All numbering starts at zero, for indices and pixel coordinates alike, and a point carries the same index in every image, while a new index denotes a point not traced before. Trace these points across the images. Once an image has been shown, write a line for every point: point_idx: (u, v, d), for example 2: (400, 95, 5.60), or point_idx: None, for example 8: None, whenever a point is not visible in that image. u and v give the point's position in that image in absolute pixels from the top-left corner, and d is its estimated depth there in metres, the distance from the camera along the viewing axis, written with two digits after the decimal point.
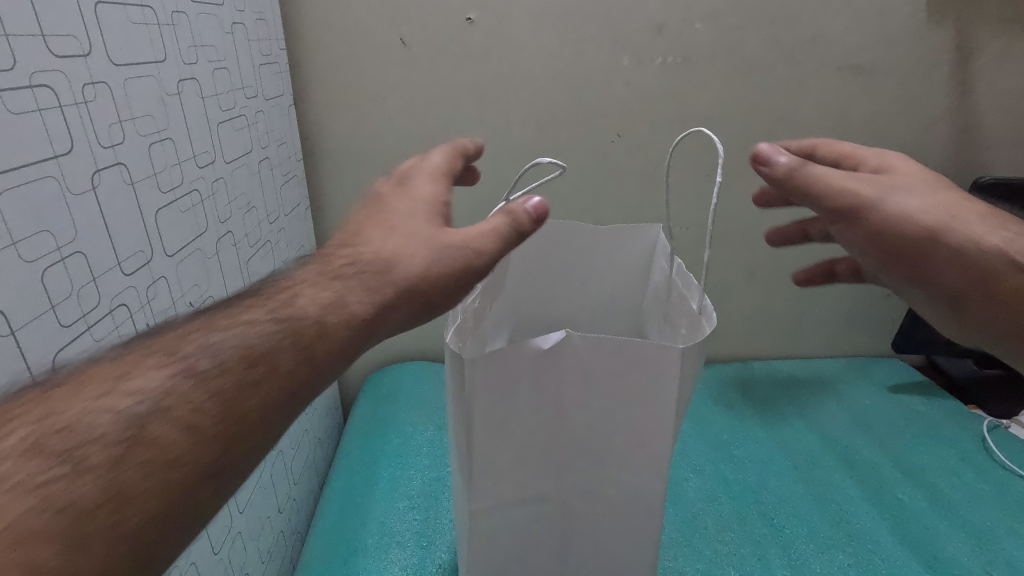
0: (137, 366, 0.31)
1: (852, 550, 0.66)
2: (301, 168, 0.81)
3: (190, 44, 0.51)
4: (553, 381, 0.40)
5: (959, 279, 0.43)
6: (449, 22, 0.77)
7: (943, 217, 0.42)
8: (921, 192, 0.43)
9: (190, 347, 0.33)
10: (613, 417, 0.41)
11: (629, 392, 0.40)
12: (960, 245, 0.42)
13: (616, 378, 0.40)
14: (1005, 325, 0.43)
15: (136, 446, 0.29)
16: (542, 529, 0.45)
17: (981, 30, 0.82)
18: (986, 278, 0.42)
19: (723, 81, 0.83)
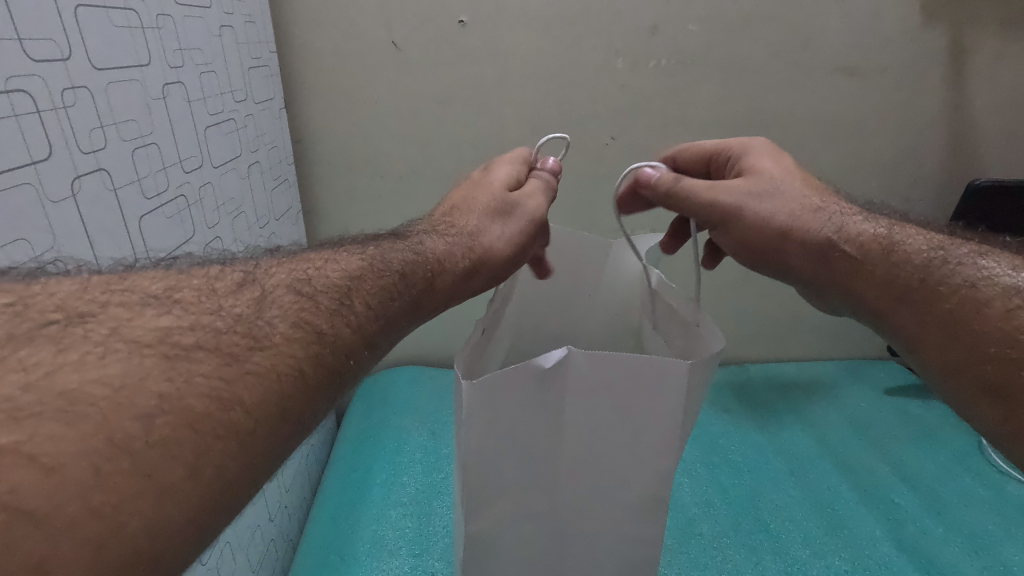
0: (311, 262, 0.37)
1: (849, 556, 0.66)
2: (292, 171, 0.80)
3: (175, 47, 0.50)
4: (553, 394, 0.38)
5: (812, 269, 0.46)
6: (441, 24, 0.76)
7: (778, 209, 0.46)
8: (766, 186, 0.47)
9: (339, 257, 0.38)
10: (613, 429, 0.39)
11: (632, 404, 0.38)
12: (803, 236, 0.45)
13: (618, 389, 0.38)
14: (857, 295, 0.44)
15: (204, 346, 0.27)
16: (538, 552, 0.43)
17: (975, 33, 0.82)
18: (828, 267, 0.45)
19: (718, 83, 0.82)
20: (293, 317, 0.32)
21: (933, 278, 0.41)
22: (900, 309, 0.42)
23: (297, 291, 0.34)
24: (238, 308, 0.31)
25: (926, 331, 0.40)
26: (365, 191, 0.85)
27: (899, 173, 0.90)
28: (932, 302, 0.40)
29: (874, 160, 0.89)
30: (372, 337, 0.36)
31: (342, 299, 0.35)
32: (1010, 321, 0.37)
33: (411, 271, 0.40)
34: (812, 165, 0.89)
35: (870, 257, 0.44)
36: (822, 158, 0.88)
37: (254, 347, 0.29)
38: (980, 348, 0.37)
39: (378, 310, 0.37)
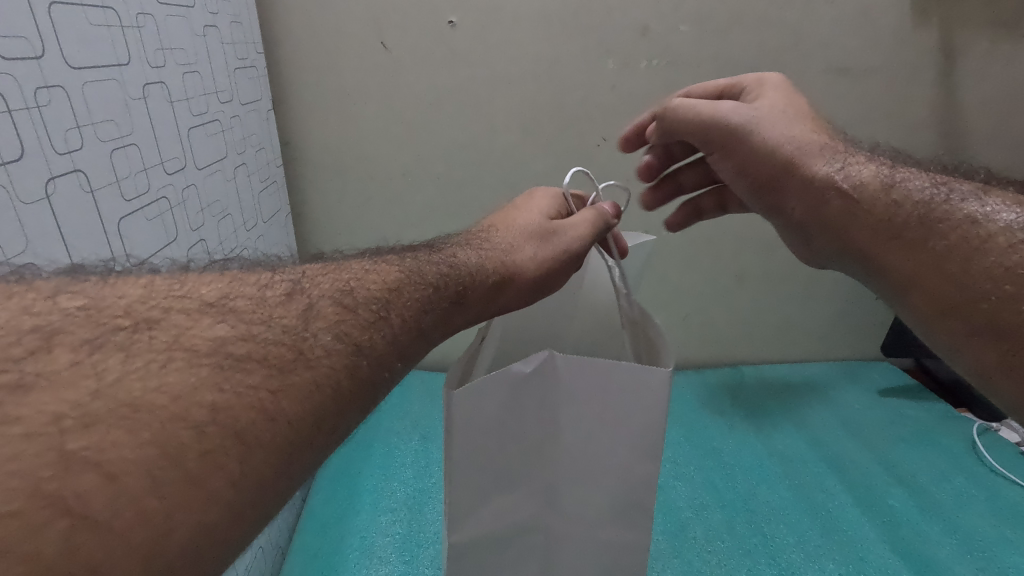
0: (349, 270, 0.35)
1: (842, 558, 0.65)
2: (281, 174, 0.79)
3: (156, 48, 0.50)
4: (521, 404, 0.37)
5: (813, 208, 0.46)
6: (430, 26, 0.76)
7: (782, 142, 0.48)
8: (770, 121, 0.48)
9: (375, 266, 0.36)
10: (591, 434, 0.38)
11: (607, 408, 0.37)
12: (804, 168, 0.46)
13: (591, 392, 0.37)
14: (851, 240, 0.44)
15: (244, 365, 0.26)
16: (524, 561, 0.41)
17: (965, 33, 0.82)
18: (824, 209, 0.46)
19: (709, 84, 0.82)
20: (334, 331, 0.30)
21: (931, 216, 0.39)
22: (892, 251, 0.41)
23: (337, 302, 0.32)
24: (285, 318, 0.29)
25: (916, 272, 0.39)
26: (356, 193, 0.85)
27: None
28: (925, 242, 0.39)
29: None
30: (410, 349, 0.34)
31: (379, 310, 0.33)
32: (1007, 257, 0.35)
33: (449, 285, 0.37)
34: None
35: (865, 198, 0.43)
36: None
37: (303, 357, 0.28)
38: (975, 289, 0.36)
39: (414, 321, 0.35)
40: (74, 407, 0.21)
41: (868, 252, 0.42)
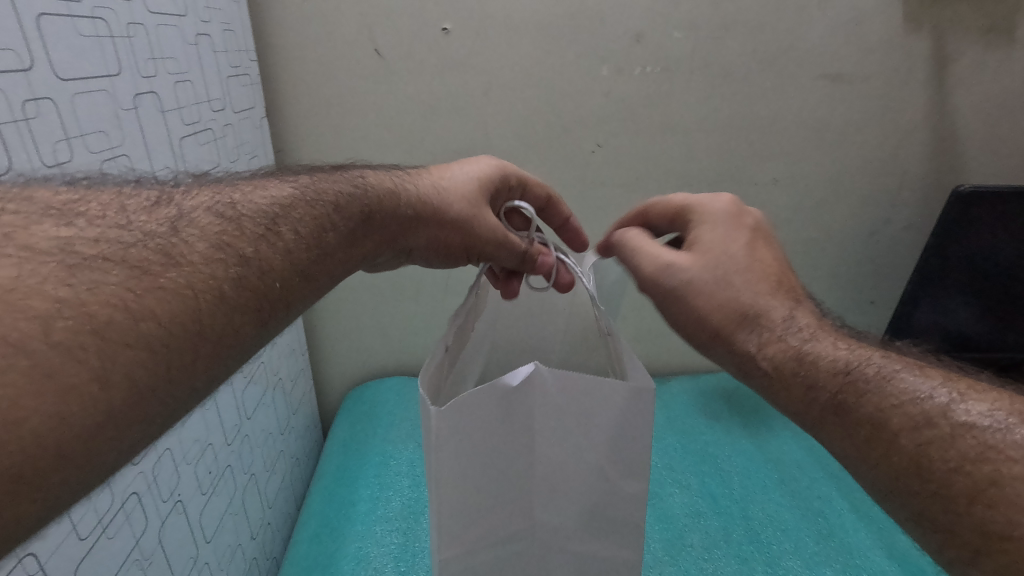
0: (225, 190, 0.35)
1: (839, 566, 0.65)
2: (274, 180, 0.79)
3: (148, 57, 0.49)
4: (506, 412, 0.36)
5: (737, 368, 0.43)
6: (424, 33, 0.76)
7: (709, 303, 0.43)
8: (702, 279, 0.44)
9: (253, 187, 0.37)
10: (579, 439, 0.38)
11: (594, 413, 0.37)
12: (721, 344, 0.43)
13: (580, 403, 0.37)
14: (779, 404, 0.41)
15: (100, 263, 0.26)
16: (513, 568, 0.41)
17: (957, 39, 0.82)
18: (748, 368, 0.42)
19: (704, 90, 0.82)
20: (211, 239, 0.30)
21: (851, 404, 0.37)
22: (828, 425, 0.38)
23: (220, 216, 0.32)
24: (149, 226, 0.29)
25: (847, 449, 0.37)
26: None
27: (884, 178, 0.90)
28: (849, 430, 0.36)
29: (858, 166, 0.89)
30: (307, 268, 0.36)
31: (265, 223, 0.34)
32: (920, 453, 0.33)
33: (347, 209, 0.40)
34: (798, 169, 0.89)
35: (787, 368, 0.40)
36: (807, 163, 0.88)
37: (192, 285, 0.28)
38: (894, 477, 0.34)
39: (302, 241, 0.36)
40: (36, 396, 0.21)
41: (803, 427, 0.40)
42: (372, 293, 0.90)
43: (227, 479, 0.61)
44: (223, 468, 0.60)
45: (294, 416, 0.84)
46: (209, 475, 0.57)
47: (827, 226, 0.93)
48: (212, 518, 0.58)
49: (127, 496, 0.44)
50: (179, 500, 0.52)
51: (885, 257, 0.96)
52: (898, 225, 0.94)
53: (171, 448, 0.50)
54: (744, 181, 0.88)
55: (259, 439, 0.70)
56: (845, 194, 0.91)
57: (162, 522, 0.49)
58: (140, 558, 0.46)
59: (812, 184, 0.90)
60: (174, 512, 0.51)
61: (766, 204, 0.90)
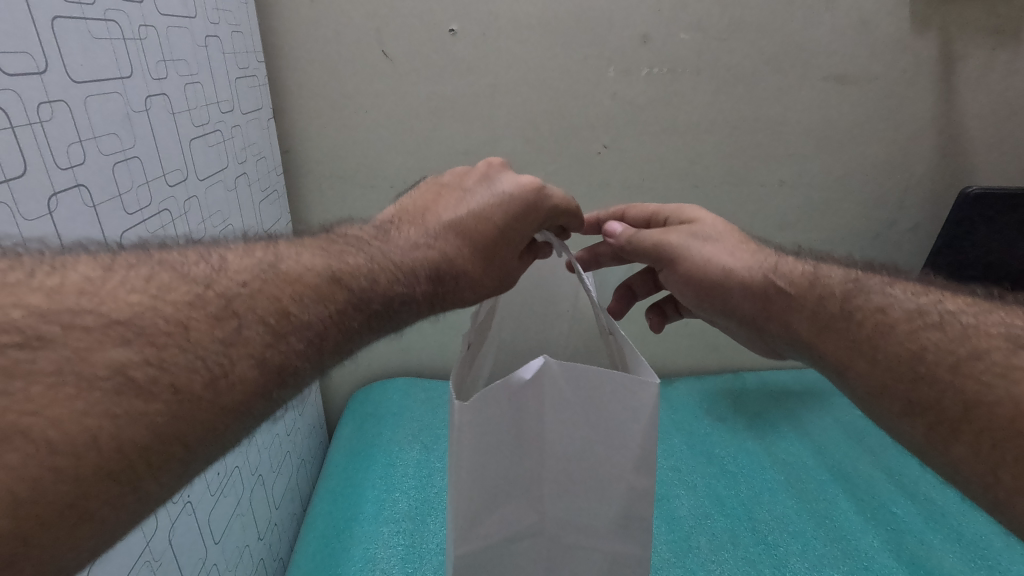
0: (255, 251, 0.33)
1: (847, 568, 0.65)
2: (281, 182, 0.79)
3: (158, 59, 0.49)
4: (517, 409, 0.36)
5: (755, 307, 0.48)
6: (431, 34, 0.76)
7: (705, 252, 0.50)
8: (698, 233, 0.52)
9: (285, 247, 0.35)
10: (590, 442, 0.38)
11: (603, 415, 0.37)
12: (744, 277, 0.48)
13: (590, 405, 0.37)
14: (793, 329, 0.46)
15: (148, 388, 0.24)
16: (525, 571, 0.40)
17: (964, 40, 0.82)
18: (766, 303, 0.47)
19: (710, 91, 0.82)
20: (260, 361, 0.28)
21: (849, 305, 0.43)
22: (828, 339, 0.43)
23: (249, 288, 0.30)
24: (202, 339, 0.26)
25: (850, 359, 0.42)
26: (355, 200, 0.84)
27: (890, 179, 0.90)
28: (848, 331, 0.42)
29: (865, 167, 0.89)
30: (337, 338, 0.33)
31: (298, 291, 0.32)
32: (914, 339, 0.38)
33: (381, 265, 0.37)
34: (804, 171, 0.88)
35: (799, 292, 0.46)
36: (814, 165, 0.88)
37: (225, 363, 0.27)
38: (898, 368, 0.38)
39: (334, 308, 0.33)
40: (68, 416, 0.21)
41: (812, 343, 0.45)
42: None
43: (234, 481, 0.62)
44: (230, 469, 0.60)
45: (300, 416, 0.84)
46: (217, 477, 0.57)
47: (833, 228, 0.93)
48: (220, 519, 0.58)
49: None
50: (189, 501, 0.52)
51: (891, 257, 0.96)
52: (904, 227, 0.94)
53: None
54: (750, 182, 0.88)
55: (265, 440, 0.70)
56: (852, 196, 0.91)
57: (171, 524, 0.49)
58: (150, 559, 0.46)
59: (819, 186, 0.90)
60: (183, 513, 0.51)
61: (772, 206, 0.90)
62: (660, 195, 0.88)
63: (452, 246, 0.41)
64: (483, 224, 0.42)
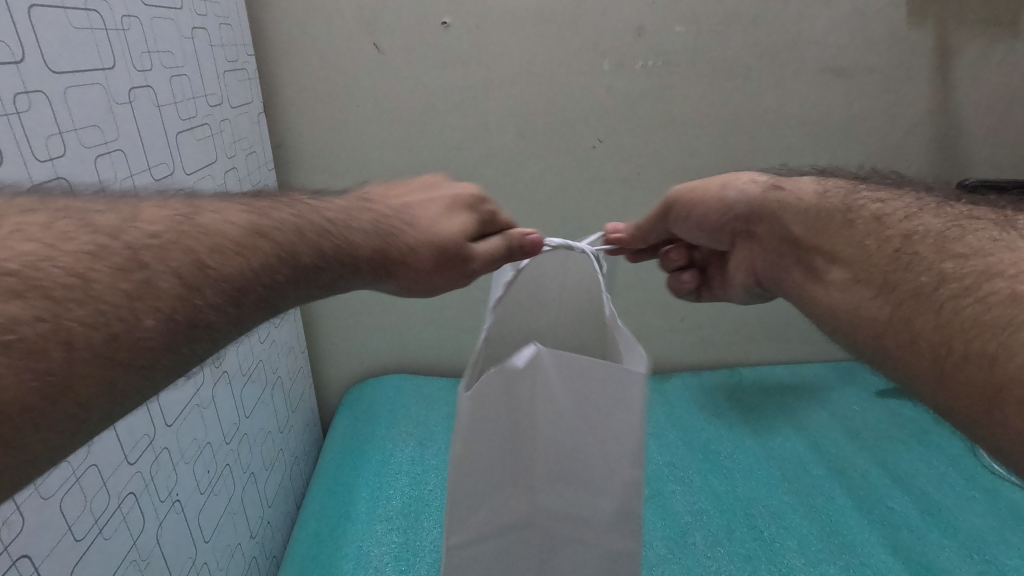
0: (181, 208, 0.30)
1: (843, 564, 0.64)
2: (272, 177, 0.78)
3: (143, 50, 0.49)
4: (514, 400, 0.36)
5: (753, 209, 0.52)
6: (423, 27, 0.75)
7: (713, 183, 0.53)
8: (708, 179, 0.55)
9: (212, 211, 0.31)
10: (580, 443, 0.38)
11: (593, 411, 0.37)
12: (740, 184, 0.52)
13: (584, 401, 0.37)
14: (790, 229, 0.49)
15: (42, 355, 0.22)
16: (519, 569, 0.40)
17: (961, 32, 0.82)
18: (766, 207, 0.51)
19: (705, 84, 0.81)
20: (167, 314, 0.26)
21: (854, 204, 0.46)
22: (832, 235, 0.46)
23: (162, 240, 0.27)
24: (103, 295, 0.24)
25: (853, 248, 0.44)
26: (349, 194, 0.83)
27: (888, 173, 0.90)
28: (865, 230, 0.44)
29: (863, 160, 0.88)
30: (257, 302, 0.31)
31: (223, 257, 0.29)
32: (909, 223, 0.42)
33: (313, 234, 0.35)
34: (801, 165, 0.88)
35: (805, 198, 0.49)
36: (810, 159, 0.88)
37: (128, 320, 0.25)
38: (889, 250, 0.42)
39: (252, 268, 0.31)
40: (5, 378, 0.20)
41: (806, 240, 0.48)
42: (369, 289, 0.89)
43: (225, 479, 0.61)
44: (221, 466, 0.60)
45: (293, 413, 0.83)
46: (206, 474, 0.57)
47: None
48: (210, 517, 0.58)
49: (124, 495, 0.44)
50: (177, 498, 0.51)
51: None
52: None
53: (168, 448, 0.50)
54: None
55: (257, 437, 0.69)
56: None
57: (159, 522, 0.49)
58: (136, 558, 0.46)
59: None
60: (172, 511, 0.51)
61: None
62: (655, 189, 0.87)
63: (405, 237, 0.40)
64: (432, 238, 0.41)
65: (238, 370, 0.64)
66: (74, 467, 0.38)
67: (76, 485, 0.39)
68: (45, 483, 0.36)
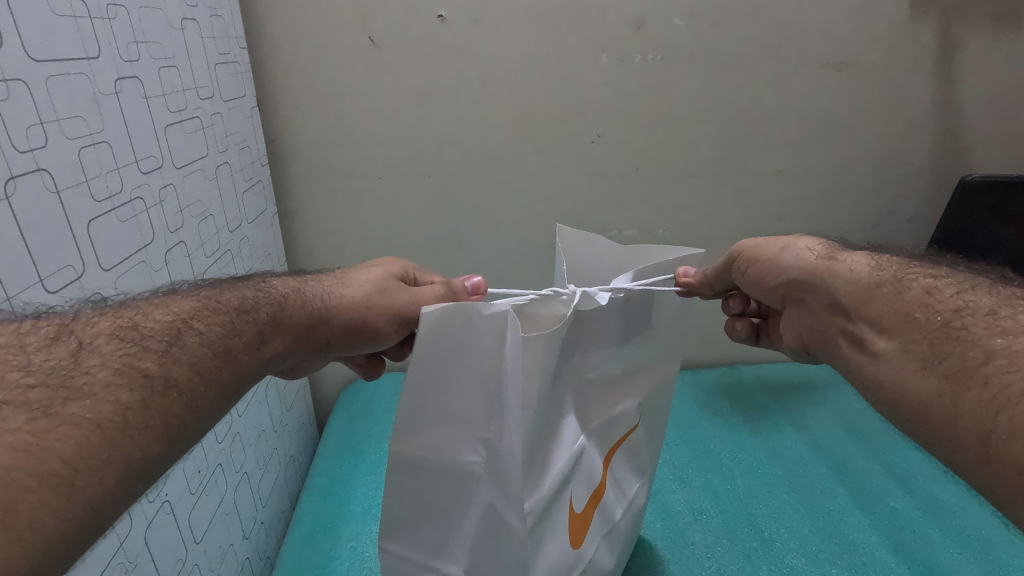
0: (135, 308, 0.33)
1: (845, 564, 0.63)
2: (266, 171, 0.77)
3: (129, 40, 0.47)
4: (445, 347, 0.33)
5: (808, 272, 0.47)
6: (420, 20, 0.74)
7: (766, 246, 0.50)
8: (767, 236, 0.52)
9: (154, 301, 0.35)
10: (499, 401, 0.35)
11: (516, 363, 0.34)
12: (798, 250, 0.48)
13: (511, 357, 0.34)
14: (836, 297, 0.44)
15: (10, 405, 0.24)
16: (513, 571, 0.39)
17: (965, 26, 0.81)
18: (818, 271, 0.46)
19: (705, 78, 0.80)
20: (115, 364, 0.28)
21: (907, 281, 0.41)
22: (878, 305, 0.41)
23: (93, 322, 0.31)
24: (47, 360, 0.27)
25: (897, 318, 0.39)
26: (344, 191, 0.82)
27: (889, 169, 0.89)
28: (902, 299, 0.40)
29: (863, 156, 0.88)
30: (201, 361, 0.33)
31: (170, 340, 0.32)
32: (958, 299, 0.38)
33: (236, 301, 0.38)
34: (801, 161, 0.87)
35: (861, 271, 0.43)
36: (811, 155, 0.87)
37: (77, 375, 0.27)
38: (934, 323, 0.37)
39: (176, 329, 0.33)
40: (12, 454, 0.22)
41: (852, 311, 0.42)
42: None
43: (217, 480, 0.60)
44: (213, 467, 0.59)
45: (288, 411, 0.82)
46: (197, 475, 0.56)
47: (830, 218, 0.92)
48: (202, 519, 0.56)
49: None
50: (167, 500, 0.50)
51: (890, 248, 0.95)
52: (903, 217, 0.92)
53: None
54: (746, 172, 0.87)
55: (250, 436, 0.68)
56: (849, 186, 0.89)
57: (148, 523, 0.48)
58: (124, 560, 0.45)
59: (816, 176, 0.88)
60: (161, 512, 0.49)
61: (770, 197, 0.89)
62: (654, 184, 0.86)
63: (340, 307, 0.42)
64: (370, 302, 0.43)
65: None
66: None
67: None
68: None
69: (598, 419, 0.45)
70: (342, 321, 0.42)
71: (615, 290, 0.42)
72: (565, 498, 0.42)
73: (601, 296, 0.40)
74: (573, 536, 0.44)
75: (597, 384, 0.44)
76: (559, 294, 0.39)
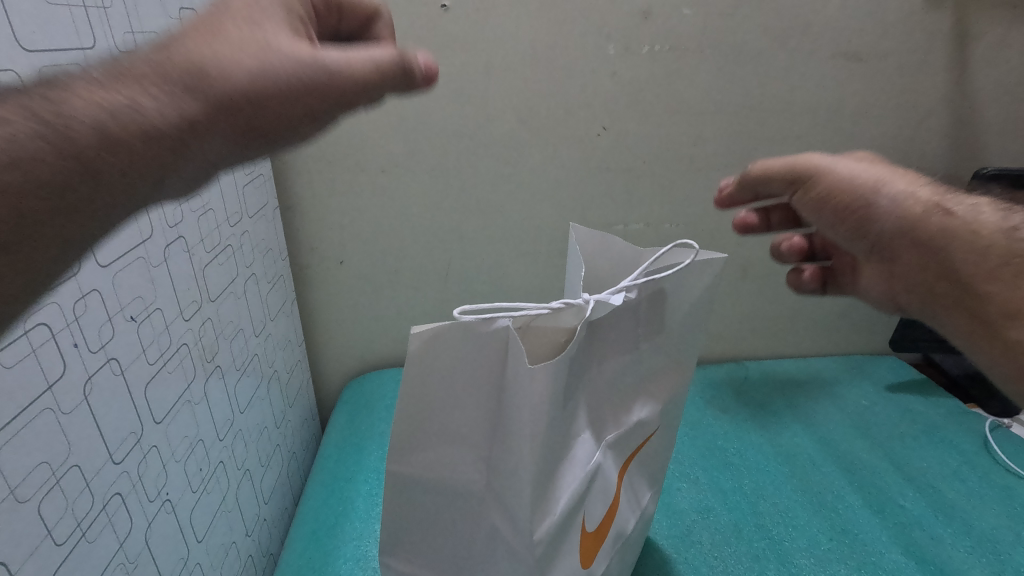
0: None
1: (855, 564, 0.62)
2: (268, 167, 0.76)
3: (125, 30, 0.46)
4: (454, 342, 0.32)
5: (903, 222, 0.42)
6: (421, 9, 0.72)
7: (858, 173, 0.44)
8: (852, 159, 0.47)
9: None
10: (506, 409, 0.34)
11: (518, 374, 0.33)
12: (899, 191, 0.42)
13: (514, 363, 0.33)
14: (955, 260, 0.40)
15: None
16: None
17: (980, 15, 0.79)
18: (919, 223, 0.41)
19: (713, 70, 0.79)
20: None
21: None
22: (1009, 283, 0.38)
23: None
24: None
25: None
26: (346, 186, 0.81)
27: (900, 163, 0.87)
28: None
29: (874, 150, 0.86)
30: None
31: None
32: None
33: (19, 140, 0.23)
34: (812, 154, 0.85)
35: (986, 235, 0.40)
36: (822, 147, 0.85)
37: None
38: None
39: None
40: None
41: (972, 282, 0.40)
42: (369, 282, 0.88)
43: (219, 477, 0.59)
44: (214, 463, 0.58)
45: (291, 408, 0.82)
46: (198, 472, 0.55)
47: None
48: (203, 517, 0.56)
49: (109, 496, 0.42)
50: (167, 497, 0.50)
51: None
52: None
53: (156, 446, 0.48)
54: (756, 165, 0.85)
55: (251, 431, 0.67)
56: None
57: (147, 522, 0.47)
58: (123, 561, 0.44)
59: None
60: (161, 510, 0.49)
61: None
62: (661, 178, 0.85)
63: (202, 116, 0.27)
64: (257, 83, 0.29)
65: (229, 364, 0.62)
66: (53, 468, 0.37)
67: (55, 487, 0.37)
68: (20, 488, 0.34)
69: (614, 430, 0.44)
70: (191, 112, 0.27)
71: (626, 291, 0.40)
72: (578, 518, 0.41)
73: (614, 300, 0.38)
74: (584, 555, 0.43)
75: (611, 392, 0.43)
76: (572, 304, 0.37)
